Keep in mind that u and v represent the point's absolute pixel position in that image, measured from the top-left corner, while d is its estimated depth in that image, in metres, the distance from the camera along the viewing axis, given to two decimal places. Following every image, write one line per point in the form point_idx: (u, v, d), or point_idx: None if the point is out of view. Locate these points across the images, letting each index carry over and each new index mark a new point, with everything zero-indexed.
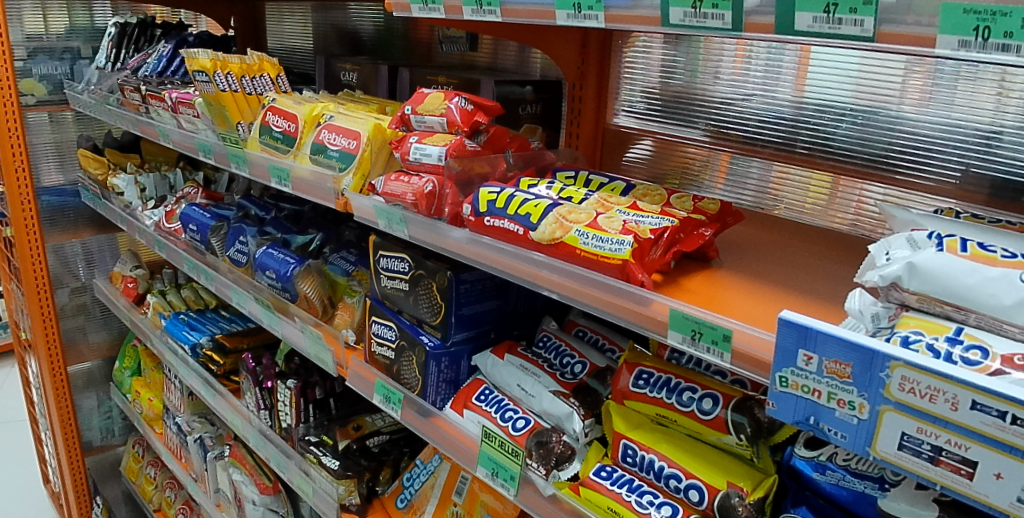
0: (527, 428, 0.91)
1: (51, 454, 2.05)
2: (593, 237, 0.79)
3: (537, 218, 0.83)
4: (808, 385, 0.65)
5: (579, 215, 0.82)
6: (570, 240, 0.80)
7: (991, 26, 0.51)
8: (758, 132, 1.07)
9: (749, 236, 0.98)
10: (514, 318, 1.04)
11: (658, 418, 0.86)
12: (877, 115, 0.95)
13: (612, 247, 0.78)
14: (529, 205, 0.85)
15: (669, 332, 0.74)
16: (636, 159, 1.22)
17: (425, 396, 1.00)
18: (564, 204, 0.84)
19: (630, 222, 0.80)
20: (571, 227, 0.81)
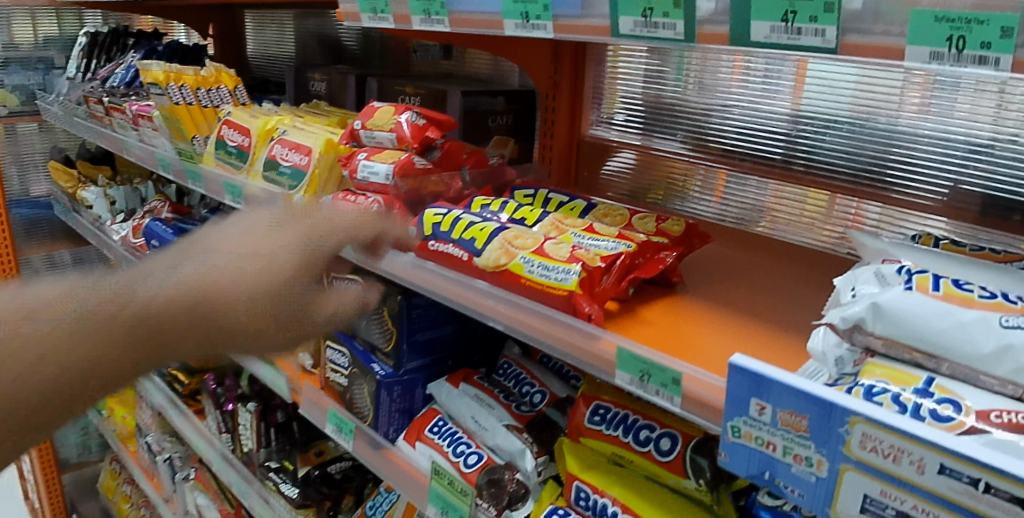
0: (479, 464, 0.85)
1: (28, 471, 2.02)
2: (538, 265, 0.74)
3: (481, 243, 0.78)
4: (762, 437, 0.58)
5: (525, 241, 0.77)
6: (515, 267, 0.75)
7: (966, 35, 0.43)
8: (737, 144, 1.01)
9: (718, 259, 0.94)
10: (475, 343, 0.99)
11: (615, 458, 0.80)
12: (874, 122, 0.87)
13: (557, 276, 0.72)
14: (474, 229, 0.80)
15: (617, 372, 0.67)
16: (617, 171, 1.15)
17: (376, 427, 0.94)
18: (512, 228, 0.80)
19: (579, 248, 0.75)
20: (517, 254, 0.76)
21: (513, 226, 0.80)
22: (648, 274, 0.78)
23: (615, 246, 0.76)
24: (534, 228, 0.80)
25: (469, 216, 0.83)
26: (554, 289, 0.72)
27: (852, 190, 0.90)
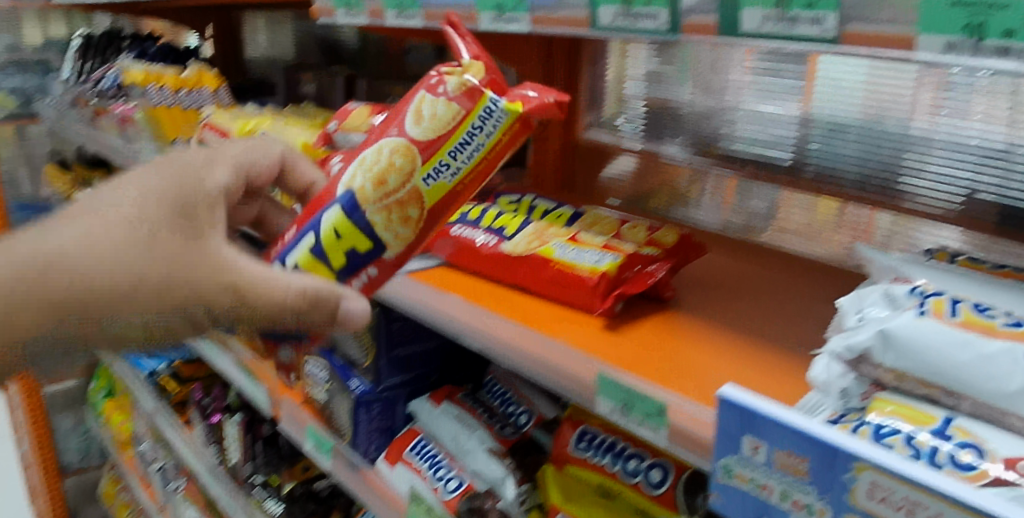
0: (459, 490, 0.79)
1: (28, 477, 2.00)
2: (450, 157, 0.63)
3: (364, 243, 0.62)
4: (757, 479, 0.52)
5: (399, 170, 0.62)
6: (438, 190, 0.63)
7: (985, 21, 0.35)
8: (737, 147, 0.94)
9: (719, 270, 0.87)
10: (461, 359, 0.93)
11: (602, 488, 0.74)
12: (885, 126, 0.79)
13: (493, 126, 0.62)
14: (340, 240, 0.62)
15: (597, 399, 0.62)
16: (619, 175, 1.08)
17: (355, 445, 0.88)
18: (354, 189, 0.62)
19: (434, 92, 0.63)
20: (414, 181, 0.62)
21: (347, 190, 0.62)
22: (637, 287, 0.72)
23: (600, 259, 0.74)
24: (364, 155, 0.63)
25: (302, 244, 0.63)
26: (509, 128, 0.63)
27: (860, 198, 0.82)
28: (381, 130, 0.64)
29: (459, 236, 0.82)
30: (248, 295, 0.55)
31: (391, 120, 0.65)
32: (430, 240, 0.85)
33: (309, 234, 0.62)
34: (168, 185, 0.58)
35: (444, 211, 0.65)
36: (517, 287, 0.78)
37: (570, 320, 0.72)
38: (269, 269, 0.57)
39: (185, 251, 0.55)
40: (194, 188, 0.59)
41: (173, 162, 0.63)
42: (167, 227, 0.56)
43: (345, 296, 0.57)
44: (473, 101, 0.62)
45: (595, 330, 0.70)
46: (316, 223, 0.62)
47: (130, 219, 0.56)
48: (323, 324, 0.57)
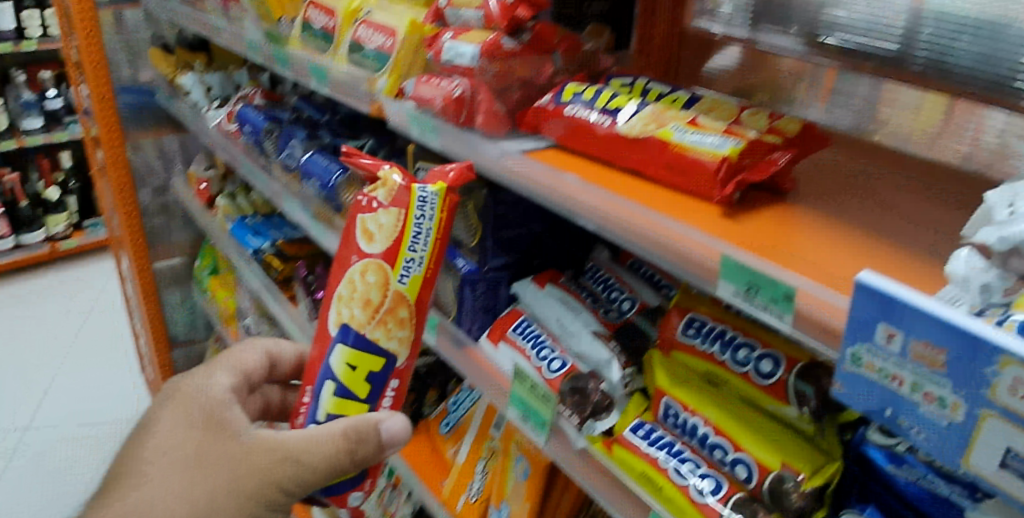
0: (563, 370, 0.81)
1: (144, 345, 2.19)
2: (409, 251, 0.74)
3: (377, 365, 0.76)
4: (887, 369, 0.51)
5: (376, 284, 0.74)
6: (411, 284, 0.75)
7: None
8: (851, 41, 0.86)
9: (834, 166, 0.83)
10: (562, 245, 0.95)
11: (709, 376, 0.76)
12: (1008, 29, 0.69)
13: (430, 209, 0.74)
14: (356, 370, 0.76)
15: (720, 283, 0.61)
16: (721, 68, 1.04)
17: (460, 324, 0.94)
18: (347, 322, 0.75)
19: (372, 208, 0.75)
20: (392, 286, 0.74)
21: (340, 326, 0.75)
22: (759, 175, 0.69)
23: (723, 144, 0.71)
24: (344, 295, 0.75)
25: (330, 389, 0.76)
26: (440, 216, 0.75)
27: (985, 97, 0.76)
28: (346, 259, 0.76)
29: (572, 117, 0.80)
30: (301, 458, 0.66)
31: (347, 251, 0.76)
32: (541, 119, 0.83)
33: (330, 381, 0.76)
34: (199, 409, 0.71)
35: (426, 294, 0.77)
36: (629, 170, 0.78)
37: (688, 206, 0.71)
38: (309, 431, 0.68)
39: (232, 447, 0.67)
40: (207, 403, 0.72)
41: (180, 389, 0.75)
42: (208, 444, 0.68)
43: (380, 421, 0.69)
44: (406, 199, 0.73)
45: (711, 215, 0.69)
46: (332, 373, 0.76)
47: (173, 457, 0.67)
48: (370, 459, 0.69)
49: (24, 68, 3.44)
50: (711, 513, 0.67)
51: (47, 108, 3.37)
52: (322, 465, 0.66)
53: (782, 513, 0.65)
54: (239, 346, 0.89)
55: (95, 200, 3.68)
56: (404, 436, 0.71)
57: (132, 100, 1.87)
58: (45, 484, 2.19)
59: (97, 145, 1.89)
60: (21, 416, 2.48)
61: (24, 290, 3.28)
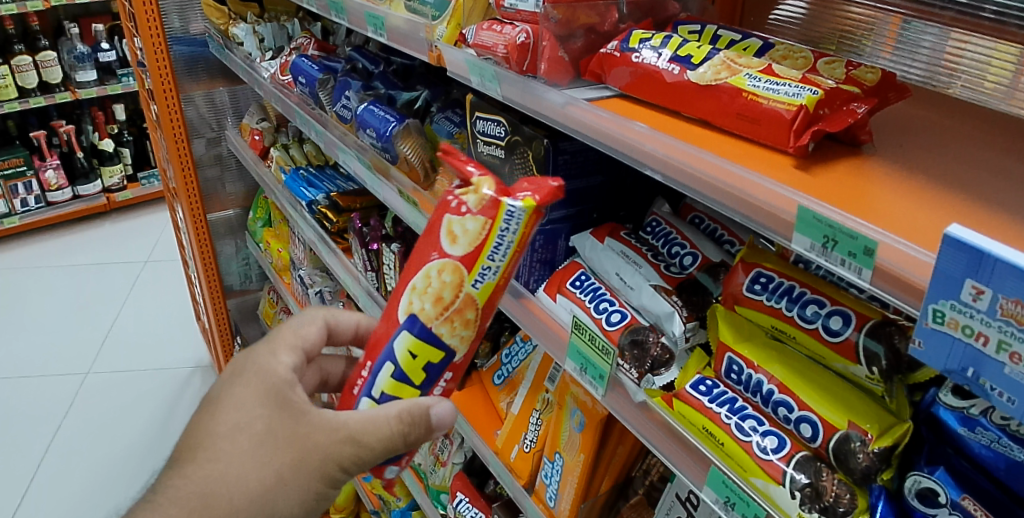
0: (622, 324, 0.82)
1: (200, 294, 2.26)
2: (488, 258, 0.66)
3: (439, 359, 0.70)
4: (972, 327, 0.48)
5: (449, 287, 0.67)
6: (483, 290, 0.68)
7: None
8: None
9: (908, 118, 0.79)
10: (622, 196, 0.95)
11: (774, 332, 0.74)
12: None
13: (515, 224, 0.65)
14: (416, 360, 0.70)
15: (795, 236, 0.59)
16: (789, 19, 0.99)
17: (517, 276, 0.94)
18: (416, 313, 0.69)
19: (460, 211, 0.66)
20: (464, 290, 0.67)
21: (410, 315, 0.69)
22: (835, 127, 0.66)
23: (798, 92, 0.68)
24: (416, 286, 0.69)
25: (385, 370, 0.71)
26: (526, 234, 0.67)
27: None
28: (422, 243, 0.69)
29: (638, 64, 0.78)
30: (361, 439, 0.66)
31: (427, 241, 0.69)
32: (605, 66, 0.82)
33: (387, 363, 0.70)
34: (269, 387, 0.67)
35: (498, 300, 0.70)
36: (698, 119, 0.75)
37: (759, 156, 0.68)
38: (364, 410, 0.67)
39: (296, 425, 0.66)
40: (271, 378, 0.68)
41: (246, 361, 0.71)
42: (278, 422, 0.65)
43: (433, 409, 0.69)
44: (495, 211, 0.65)
45: (784, 167, 0.66)
46: (391, 355, 0.70)
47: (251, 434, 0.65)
48: (422, 437, 0.69)
49: (77, 21, 3.50)
50: (774, 470, 0.66)
51: (100, 61, 3.43)
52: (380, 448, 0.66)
53: (848, 474, 0.64)
54: (295, 317, 0.81)
55: (147, 151, 3.76)
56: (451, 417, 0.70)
57: (186, 52, 1.89)
58: (108, 425, 2.30)
59: (152, 97, 1.92)
60: (85, 359, 2.59)
61: (83, 239, 3.40)
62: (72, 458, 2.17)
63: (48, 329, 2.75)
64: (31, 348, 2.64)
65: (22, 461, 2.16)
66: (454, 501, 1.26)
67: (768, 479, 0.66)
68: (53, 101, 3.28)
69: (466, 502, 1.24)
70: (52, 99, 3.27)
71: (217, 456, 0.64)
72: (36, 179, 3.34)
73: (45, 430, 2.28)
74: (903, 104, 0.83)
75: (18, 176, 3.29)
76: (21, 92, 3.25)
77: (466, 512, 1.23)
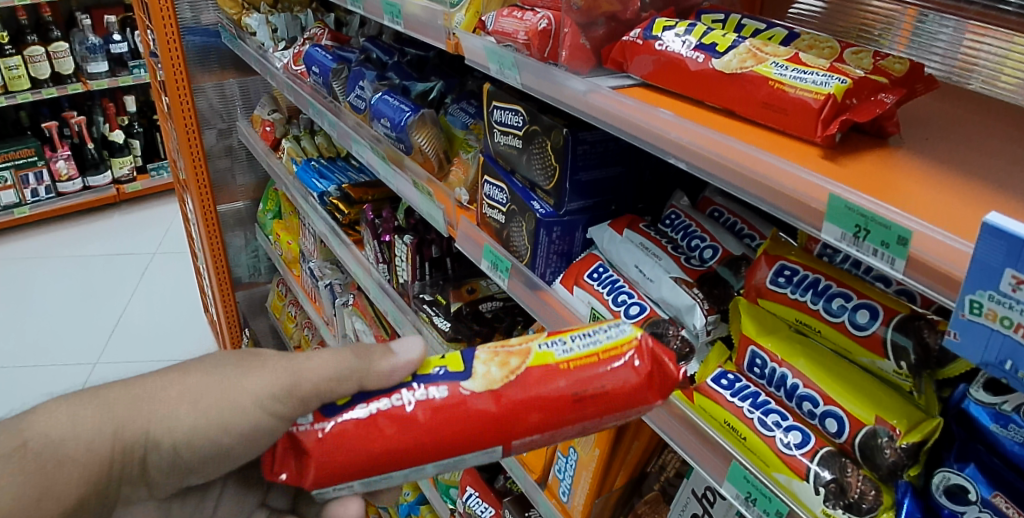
0: (641, 316, 0.81)
1: (209, 285, 2.26)
2: (570, 339, 0.64)
3: (457, 366, 0.64)
4: (1011, 319, 0.46)
5: (524, 337, 0.66)
6: (542, 357, 0.62)
7: None
8: None
9: (934, 111, 0.77)
10: (640, 190, 0.94)
11: (798, 326, 0.73)
12: None
13: (615, 331, 0.64)
14: (444, 358, 0.65)
15: (825, 226, 0.57)
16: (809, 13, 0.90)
17: (533, 267, 0.93)
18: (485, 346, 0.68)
19: None
20: (531, 342, 0.64)
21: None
22: (863, 117, 0.64)
23: (826, 81, 0.66)
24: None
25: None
26: (618, 348, 0.62)
27: None
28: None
29: (661, 52, 0.78)
30: (302, 354, 0.65)
31: None
32: (628, 54, 0.81)
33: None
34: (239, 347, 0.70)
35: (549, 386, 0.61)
36: (722, 109, 0.74)
37: (785, 146, 0.67)
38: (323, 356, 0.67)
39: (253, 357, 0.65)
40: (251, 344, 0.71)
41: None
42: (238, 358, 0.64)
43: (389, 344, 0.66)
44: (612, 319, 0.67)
45: (811, 157, 0.65)
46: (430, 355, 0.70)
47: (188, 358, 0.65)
48: (366, 368, 0.63)
49: (89, 11, 3.50)
50: (798, 465, 0.65)
51: (112, 52, 3.43)
52: (316, 361, 0.63)
53: (873, 470, 0.63)
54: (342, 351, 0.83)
55: (158, 143, 3.77)
56: (412, 354, 0.64)
57: (199, 42, 1.88)
58: None
59: (163, 88, 1.92)
60: (94, 349, 2.59)
61: (93, 229, 3.40)
62: None
63: (56, 319, 2.75)
64: (39, 338, 2.64)
65: None
66: (464, 495, 1.26)
67: (791, 474, 0.65)
68: (64, 92, 3.28)
69: (476, 497, 1.24)
70: (64, 90, 3.27)
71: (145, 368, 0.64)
72: (47, 169, 3.35)
73: None
74: (928, 96, 0.81)
75: (29, 166, 3.30)
76: (33, 83, 3.26)
77: (476, 507, 1.23)
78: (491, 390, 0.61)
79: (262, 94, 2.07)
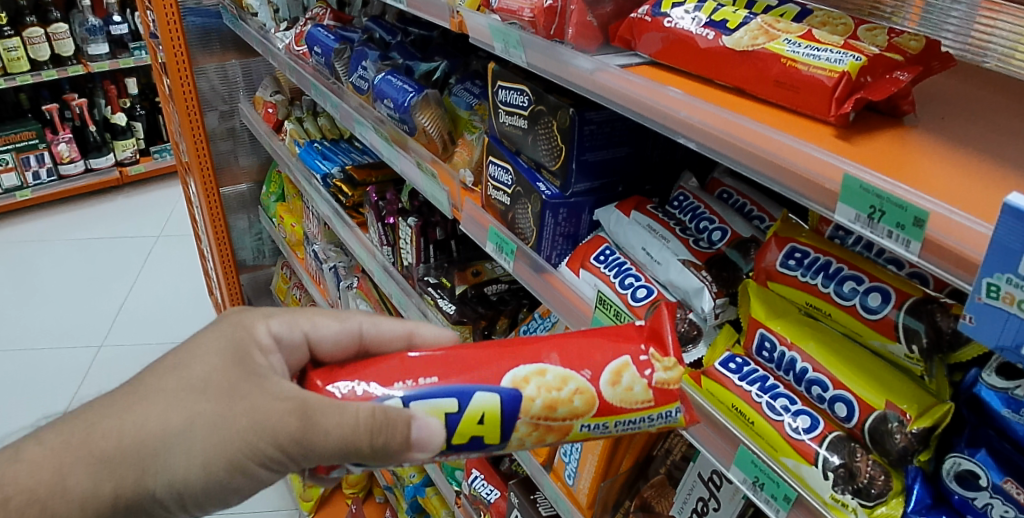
0: (648, 299, 0.79)
1: (213, 268, 2.26)
2: (615, 421, 0.64)
3: (491, 440, 0.63)
4: None
5: (569, 408, 0.62)
6: (580, 435, 0.65)
7: None
8: None
9: (948, 89, 0.76)
10: (649, 171, 0.92)
11: (809, 309, 0.72)
12: None
13: (661, 420, 0.64)
14: (480, 422, 0.62)
15: (838, 207, 0.56)
16: None
17: (539, 250, 0.92)
18: (521, 393, 0.62)
19: (642, 368, 0.63)
20: (575, 421, 0.64)
21: (516, 384, 0.62)
22: (878, 95, 0.62)
23: (840, 58, 0.65)
24: (541, 368, 0.63)
25: (439, 404, 0.61)
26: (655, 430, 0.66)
27: None
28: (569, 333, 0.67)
29: (670, 29, 0.77)
30: (315, 413, 0.58)
31: (581, 350, 0.64)
32: (636, 32, 0.80)
33: (452, 400, 0.61)
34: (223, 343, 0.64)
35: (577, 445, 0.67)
36: (732, 88, 0.73)
37: (798, 125, 0.65)
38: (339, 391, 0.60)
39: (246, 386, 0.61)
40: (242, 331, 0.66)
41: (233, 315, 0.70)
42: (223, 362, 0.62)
43: (413, 417, 0.59)
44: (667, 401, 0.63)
45: (825, 136, 0.63)
46: (462, 390, 0.61)
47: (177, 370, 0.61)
48: (383, 452, 0.59)
49: None
50: (806, 450, 0.64)
51: (112, 34, 3.41)
52: (334, 440, 0.58)
53: (883, 455, 0.62)
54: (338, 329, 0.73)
55: (160, 126, 3.75)
56: (430, 449, 0.61)
57: (200, 23, 1.86)
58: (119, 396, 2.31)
59: (165, 70, 1.90)
60: (98, 332, 2.60)
61: (96, 212, 3.40)
62: None
63: (61, 302, 2.76)
64: (43, 321, 2.65)
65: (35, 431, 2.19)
66: (469, 478, 1.26)
67: (800, 460, 0.64)
68: (65, 75, 3.26)
69: (481, 479, 1.24)
70: (65, 72, 3.26)
71: (140, 390, 0.60)
72: (48, 151, 3.34)
73: (57, 401, 2.29)
74: (941, 74, 0.79)
75: (31, 148, 3.29)
76: (33, 65, 3.24)
77: (481, 489, 1.23)
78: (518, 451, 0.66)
79: (264, 76, 2.06)
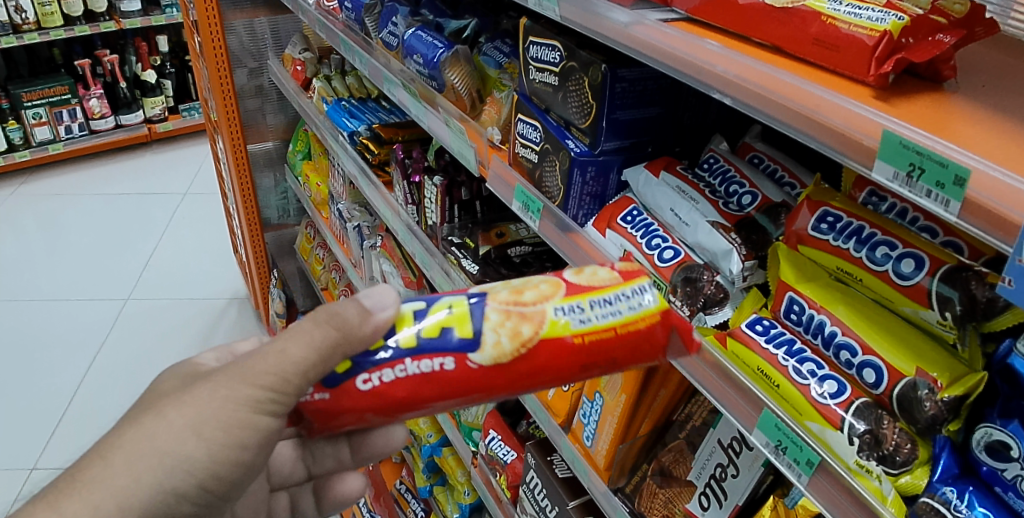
0: (675, 260, 0.80)
1: (240, 224, 2.32)
2: (589, 303, 0.61)
3: (461, 331, 0.60)
4: None
5: (539, 291, 0.62)
6: (558, 327, 0.60)
7: None
8: None
9: (993, 58, 0.73)
10: (678, 132, 0.91)
11: (839, 274, 0.70)
12: None
13: (634, 298, 0.61)
14: (448, 313, 0.61)
15: (877, 165, 0.54)
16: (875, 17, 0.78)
17: (565, 209, 0.91)
18: (488, 293, 0.63)
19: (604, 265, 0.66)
20: (547, 306, 0.61)
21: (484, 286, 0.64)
22: (920, 57, 0.60)
23: (882, 17, 0.62)
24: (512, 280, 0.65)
25: (411, 305, 0.63)
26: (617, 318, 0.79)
27: None
28: None
29: None
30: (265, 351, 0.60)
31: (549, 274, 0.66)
32: None
33: (421, 302, 0.63)
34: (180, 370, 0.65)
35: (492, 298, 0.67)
36: (770, 46, 0.71)
37: (837, 85, 0.63)
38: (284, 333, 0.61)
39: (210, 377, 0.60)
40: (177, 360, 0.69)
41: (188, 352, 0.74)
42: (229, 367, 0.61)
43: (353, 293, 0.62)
44: (631, 279, 0.63)
45: (862, 96, 0.61)
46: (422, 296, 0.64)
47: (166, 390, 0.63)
48: (353, 331, 0.59)
49: None
50: (832, 416, 0.63)
51: None
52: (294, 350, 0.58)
53: (910, 423, 0.61)
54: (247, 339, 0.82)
55: (189, 84, 3.78)
56: (389, 303, 0.61)
57: None
58: (145, 346, 2.36)
59: (197, 26, 1.92)
60: (125, 284, 2.65)
61: (126, 167, 3.45)
62: (108, 376, 2.23)
63: (91, 254, 2.82)
64: (74, 271, 2.72)
65: (65, 375, 2.25)
66: (486, 438, 1.28)
67: (825, 424, 0.63)
68: (98, 30, 3.29)
69: (498, 440, 1.25)
70: (97, 28, 3.29)
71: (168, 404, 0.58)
72: (80, 106, 3.38)
73: (85, 352, 2.35)
74: (986, 44, 0.76)
75: (63, 103, 3.33)
76: (66, 21, 3.27)
77: (497, 449, 1.24)
78: (498, 364, 0.59)
79: (292, 35, 2.06)
